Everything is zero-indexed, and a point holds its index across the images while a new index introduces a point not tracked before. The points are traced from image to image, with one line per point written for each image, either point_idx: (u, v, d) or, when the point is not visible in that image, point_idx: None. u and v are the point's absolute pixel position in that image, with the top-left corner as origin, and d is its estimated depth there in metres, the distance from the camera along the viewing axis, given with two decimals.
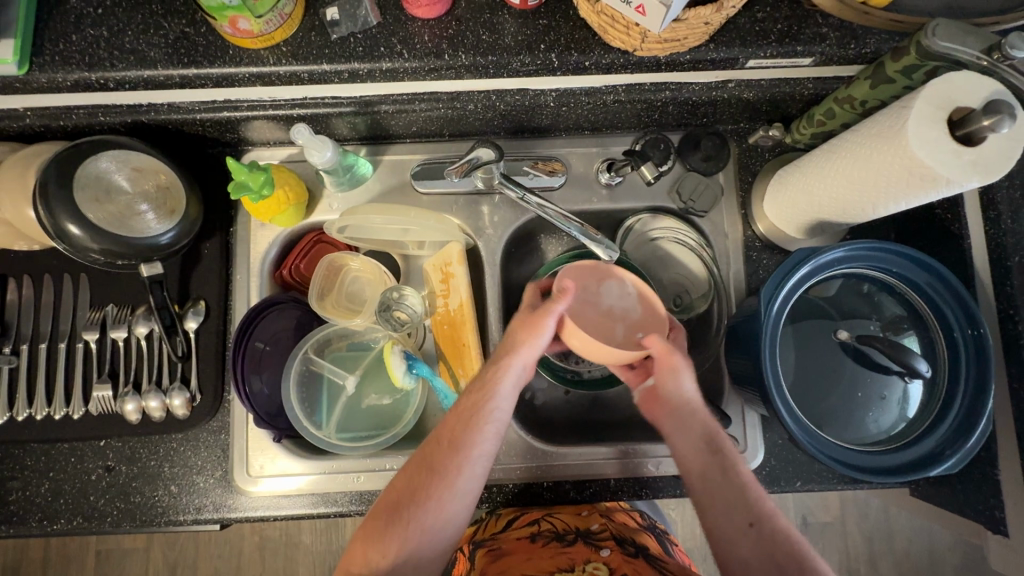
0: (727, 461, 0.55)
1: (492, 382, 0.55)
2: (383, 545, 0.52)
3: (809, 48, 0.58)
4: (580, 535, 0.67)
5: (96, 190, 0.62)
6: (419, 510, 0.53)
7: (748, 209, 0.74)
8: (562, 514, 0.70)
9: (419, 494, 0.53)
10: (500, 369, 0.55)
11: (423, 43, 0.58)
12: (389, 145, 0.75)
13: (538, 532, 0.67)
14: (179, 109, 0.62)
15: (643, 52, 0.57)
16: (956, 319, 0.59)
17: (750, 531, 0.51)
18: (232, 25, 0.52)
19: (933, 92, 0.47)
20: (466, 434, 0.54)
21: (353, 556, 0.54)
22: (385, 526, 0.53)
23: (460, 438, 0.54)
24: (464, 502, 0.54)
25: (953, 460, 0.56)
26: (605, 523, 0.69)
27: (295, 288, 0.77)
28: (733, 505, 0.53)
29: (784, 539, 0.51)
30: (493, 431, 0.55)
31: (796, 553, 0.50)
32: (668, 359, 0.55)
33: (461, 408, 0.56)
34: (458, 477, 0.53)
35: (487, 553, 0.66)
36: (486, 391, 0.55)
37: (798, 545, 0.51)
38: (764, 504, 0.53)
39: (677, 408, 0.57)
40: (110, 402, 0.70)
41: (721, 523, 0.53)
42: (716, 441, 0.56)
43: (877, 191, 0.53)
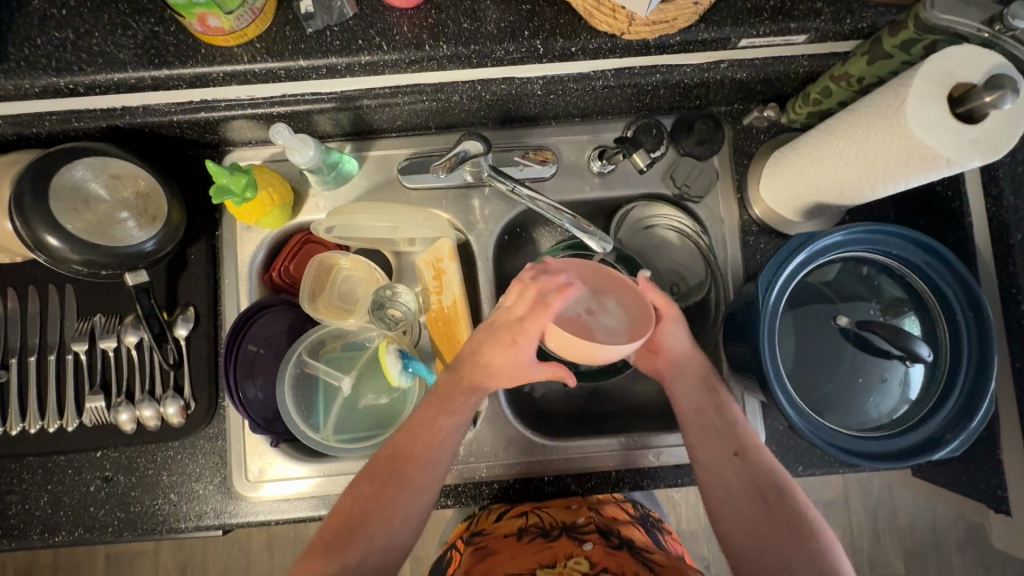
0: (719, 398, 0.60)
1: (439, 415, 0.59)
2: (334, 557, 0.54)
3: (804, 25, 0.56)
4: (565, 530, 0.67)
5: (73, 200, 0.60)
6: (369, 527, 0.55)
7: (744, 193, 0.72)
8: (549, 510, 0.70)
9: (366, 509, 0.56)
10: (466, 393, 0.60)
11: (402, 34, 0.55)
12: (374, 140, 0.73)
13: (525, 528, 0.68)
14: (156, 111, 0.60)
15: (631, 35, 0.54)
16: (958, 301, 0.58)
17: (735, 464, 0.56)
18: (201, 22, 0.50)
19: (932, 69, 0.45)
20: (420, 450, 0.59)
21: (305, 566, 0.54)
22: (333, 542, 0.55)
23: (415, 455, 0.58)
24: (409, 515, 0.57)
25: (955, 444, 0.55)
26: (590, 517, 0.69)
27: (285, 290, 0.75)
28: (719, 437, 0.58)
29: (767, 472, 0.56)
30: (446, 448, 0.59)
31: (776, 482, 0.55)
32: (667, 308, 0.60)
33: (414, 421, 0.60)
34: (412, 493, 0.57)
35: (473, 553, 0.66)
36: (445, 409, 0.59)
37: (780, 476, 0.56)
38: (751, 439, 0.58)
39: (674, 357, 0.61)
40: (103, 413, 0.69)
41: (710, 459, 0.57)
42: (710, 381, 0.61)
43: (875, 173, 0.52)
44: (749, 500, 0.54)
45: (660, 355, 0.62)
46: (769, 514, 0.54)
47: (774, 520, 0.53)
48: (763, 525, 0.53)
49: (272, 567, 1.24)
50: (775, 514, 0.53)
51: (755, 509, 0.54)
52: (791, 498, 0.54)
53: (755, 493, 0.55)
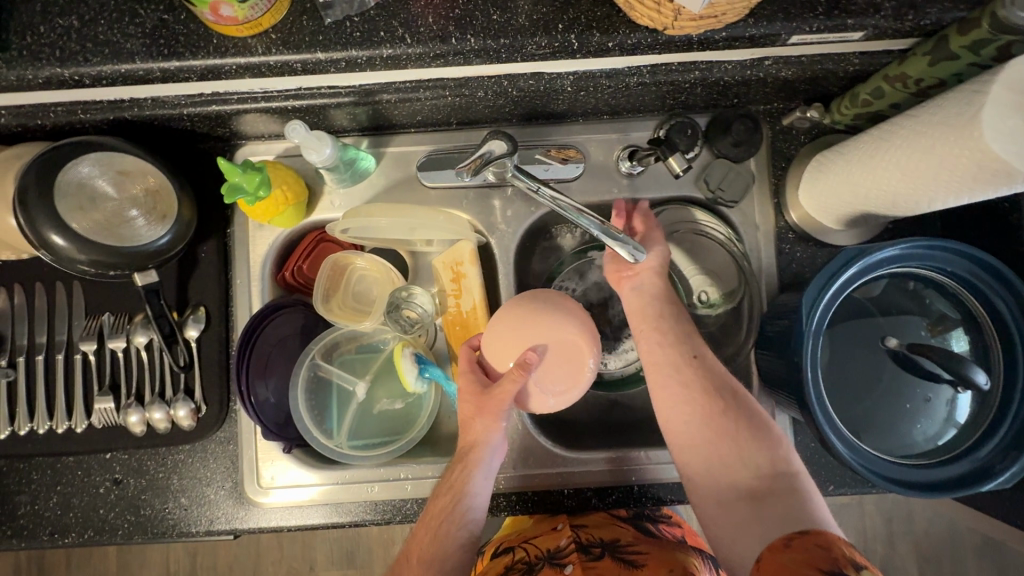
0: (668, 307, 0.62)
1: (460, 482, 0.57)
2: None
3: (861, 21, 0.51)
4: (547, 559, 0.63)
5: (80, 198, 0.58)
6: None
7: (780, 198, 0.69)
8: (533, 541, 0.67)
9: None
10: (469, 462, 0.57)
11: (427, 26, 0.52)
12: (392, 135, 0.70)
13: (512, 565, 0.65)
14: (165, 103, 0.57)
15: (675, 31, 0.50)
16: (1015, 322, 0.54)
17: (693, 368, 0.59)
18: (213, 11, 0.47)
19: (1011, 76, 0.40)
20: (446, 519, 0.56)
21: None
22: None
23: (440, 523, 0.56)
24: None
25: (1006, 476, 0.52)
26: (571, 536, 0.65)
27: (298, 290, 0.72)
28: (670, 345, 0.60)
29: (716, 375, 0.59)
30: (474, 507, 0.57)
31: (728, 385, 0.59)
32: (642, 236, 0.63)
33: (440, 492, 0.58)
34: (442, 550, 0.55)
35: None
36: (464, 476, 0.57)
37: (730, 380, 0.59)
38: (705, 347, 0.61)
39: (632, 275, 0.63)
40: (112, 415, 0.67)
41: (660, 367, 0.59)
42: (669, 294, 0.62)
43: (936, 185, 0.48)
44: (699, 406, 0.57)
45: (624, 281, 0.63)
46: (721, 412, 0.57)
47: (723, 421, 0.56)
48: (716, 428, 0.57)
49: (282, 559, 1.24)
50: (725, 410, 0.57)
51: (707, 406, 0.57)
52: (737, 396, 0.58)
53: (705, 393, 0.58)
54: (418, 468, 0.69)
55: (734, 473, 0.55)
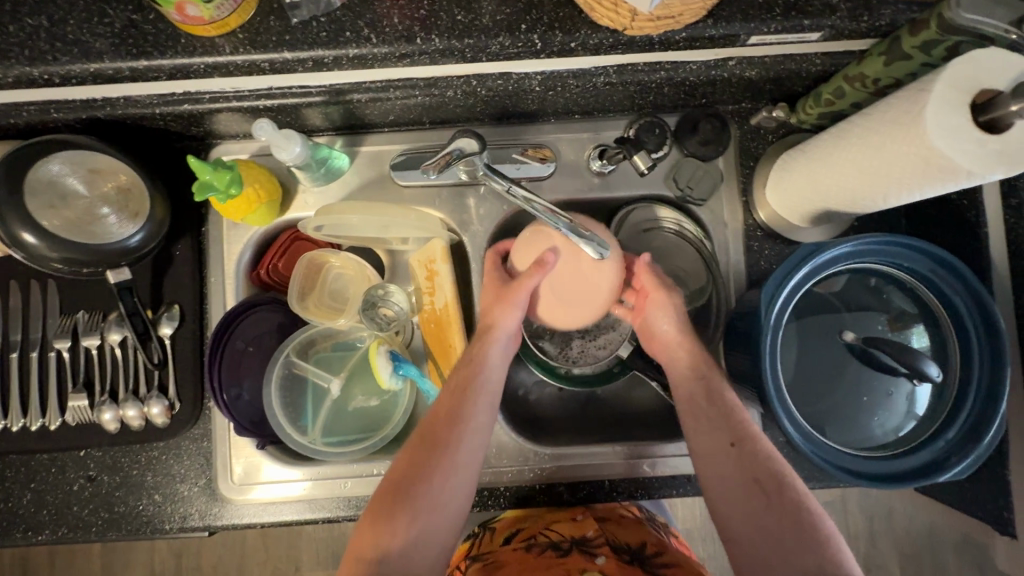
0: (713, 388, 0.60)
1: (478, 355, 0.63)
2: (400, 520, 0.55)
3: (818, 22, 0.52)
4: (576, 544, 0.64)
5: (50, 196, 0.58)
6: (425, 485, 0.57)
7: (749, 196, 0.70)
8: (555, 524, 0.67)
9: (422, 470, 0.57)
10: (482, 344, 0.63)
11: (393, 26, 0.52)
12: (366, 134, 0.70)
13: (533, 541, 0.65)
14: (137, 103, 0.58)
15: (634, 31, 0.51)
16: (970, 316, 0.55)
17: (732, 456, 0.57)
18: (179, 11, 0.48)
19: (954, 74, 0.42)
20: (457, 409, 0.60)
21: (401, 464, 0.59)
22: (393, 509, 0.55)
23: (453, 413, 0.60)
24: (461, 487, 0.58)
25: (960, 467, 0.53)
26: (599, 528, 0.66)
27: (274, 288, 0.73)
28: (715, 428, 0.58)
29: (765, 461, 0.56)
30: (484, 402, 0.61)
31: (775, 473, 0.55)
32: (656, 295, 0.64)
33: (452, 385, 0.62)
34: (457, 450, 0.59)
35: (482, 567, 0.64)
36: (475, 363, 0.62)
37: (780, 466, 0.56)
38: (749, 429, 0.58)
39: (664, 342, 0.64)
40: (86, 412, 0.67)
41: (708, 451, 0.58)
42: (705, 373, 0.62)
43: (889, 181, 0.49)
44: (749, 501, 0.54)
45: (654, 342, 0.65)
46: (771, 507, 0.53)
47: (767, 509, 0.53)
48: (768, 521, 0.53)
49: (267, 559, 1.24)
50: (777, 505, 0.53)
51: (751, 495, 0.54)
52: (791, 489, 0.54)
53: (750, 481, 0.55)
54: (391, 464, 0.70)
55: (781, 563, 0.51)
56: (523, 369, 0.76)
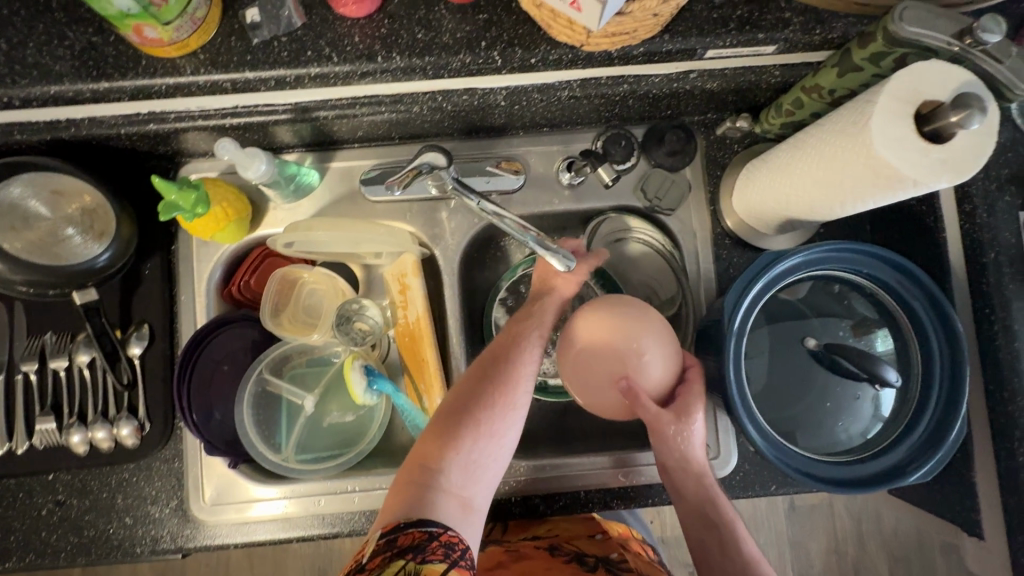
0: (727, 539, 0.54)
1: (519, 330, 0.59)
2: (458, 442, 0.53)
3: (771, 36, 0.54)
4: (601, 561, 0.65)
5: (12, 218, 0.58)
6: (484, 413, 0.55)
7: (716, 205, 0.70)
8: (580, 540, 0.69)
9: (481, 399, 0.55)
10: (533, 306, 0.60)
11: (354, 45, 0.53)
12: (336, 150, 0.71)
13: (558, 547, 0.67)
14: (102, 123, 0.57)
15: (591, 47, 0.52)
16: (930, 322, 0.56)
17: None
18: (137, 34, 0.48)
19: (898, 86, 0.43)
20: (513, 354, 0.57)
21: (446, 403, 0.57)
22: (452, 429, 0.54)
23: (510, 354, 0.57)
24: (515, 428, 0.56)
25: (923, 471, 0.53)
26: (624, 553, 0.67)
27: (247, 305, 0.73)
28: None
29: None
30: (537, 354, 0.58)
31: None
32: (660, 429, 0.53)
33: (502, 338, 0.59)
34: (514, 389, 0.56)
35: (505, 552, 0.67)
36: (530, 317, 0.60)
37: None
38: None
39: (673, 471, 0.56)
40: (55, 435, 0.66)
41: None
42: (712, 516, 0.55)
43: (843, 191, 0.49)
44: None
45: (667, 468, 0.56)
46: None
47: None
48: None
49: None
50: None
51: None
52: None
53: None
54: (365, 480, 0.69)
55: None
56: None
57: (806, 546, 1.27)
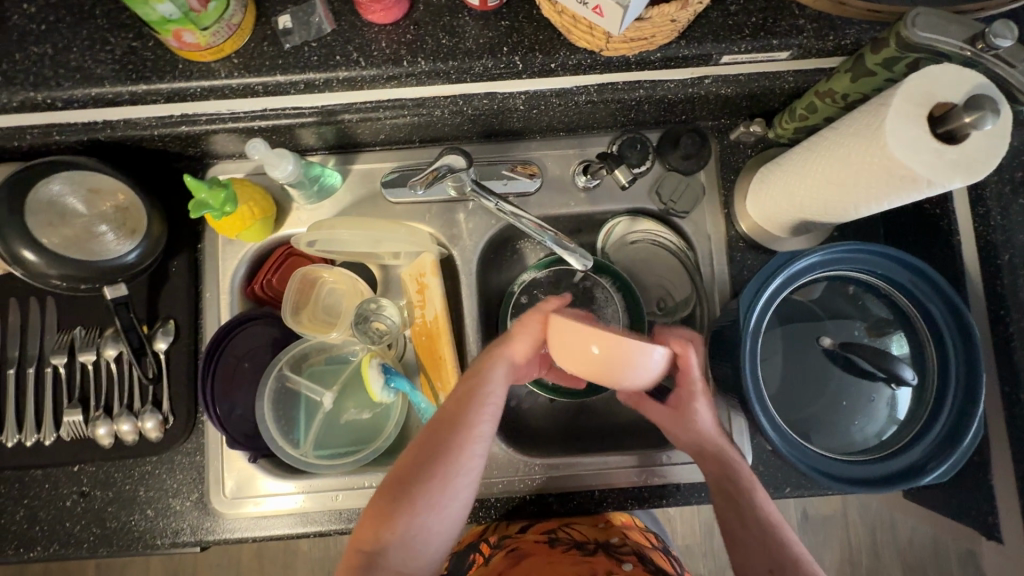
0: (746, 510, 0.52)
1: (483, 370, 0.56)
2: (394, 520, 0.50)
3: (786, 42, 0.55)
4: (601, 547, 0.66)
5: (49, 214, 0.60)
6: (426, 488, 0.51)
7: (730, 208, 0.71)
8: (579, 525, 0.69)
9: (423, 474, 0.52)
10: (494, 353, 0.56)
11: (380, 49, 0.55)
12: (358, 153, 0.73)
13: (557, 538, 0.67)
14: (137, 125, 0.60)
15: (610, 52, 0.54)
16: (945, 321, 0.57)
17: None
18: (177, 39, 0.50)
19: (912, 88, 0.44)
20: (464, 415, 0.53)
21: (391, 477, 0.53)
22: (391, 507, 0.51)
23: (460, 418, 0.53)
24: (464, 494, 0.53)
25: (938, 472, 0.54)
26: (625, 537, 0.67)
27: (268, 303, 0.75)
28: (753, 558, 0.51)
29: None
30: (492, 413, 0.55)
31: None
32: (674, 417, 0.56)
33: (458, 392, 0.56)
34: (462, 458, 0.52)
35: (505, 555, 0.65)
36: (484, 373, 0.55)
37: None
38: (788, 549, 0.50)
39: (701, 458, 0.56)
40: (81, 427, 0.68)
41: None
42: (733, 492, 0.53)
43: (858, 192, 0.50)
44: None
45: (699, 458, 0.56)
46: None
47: None
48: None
49: None
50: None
51: None
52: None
53: None
54: (382, 477, 0.70)
55: None
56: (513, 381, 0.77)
57: (819, 557, 1.26)
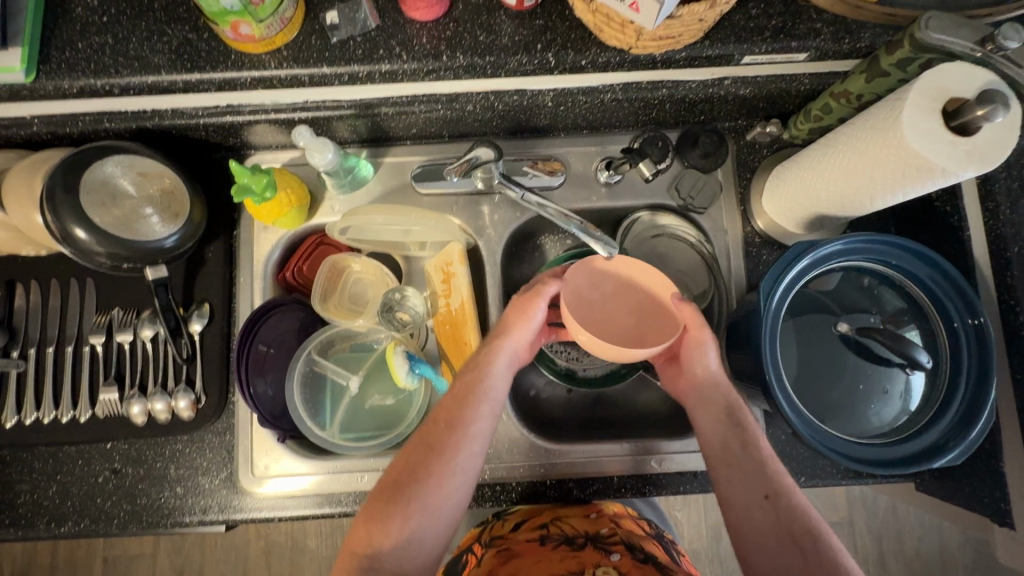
0: (748, 435, 0.57)
1: (487, 358, 0.59)
2: (389, 519, 0.53)
3: (804, 44, 0.59)
4: (590, 539, 0.65)
5: (102, 195, 0.63)
6: (421, 486, 0.54)
7: (746, 205, 0.74)
8: (571, 518, 0.68)
9: (420, 471, 0.55)
10: (492, 348, 0.59)
11: (421, 45, 0.59)
12: (390, 147, 0.76)
13: (547, 535, 0.66)
14: (183, 114, 0.63)
15: (639, 50, 0.57)
16: (957, 310, 0.59)
17: (769, 509, 0.53)
18: (233, 30, 0.53)
19: (925, 84, 0.47)
20: (463, 410, 0.57)
21: (390, 474, 0.57)
22: (388, 505, 0.54)
23: (457, 414, 0.57)
24: (463, 484, 0.56)
25: (956, 452, 0.55)
26: (614, 528, 0.67)
27: (297, 290, 0.77)
28: (749, 479, 0.54)
29: (803, 514, 0.52)
30: (489, 408, 0.58)
31: (811, 528, 0.51)
32: (696, 332, 0.58)
33: (460, 385, 0.59)
34: (457, 454, 0.55)
35: (497, 554, 0.66)
36: (481, 368, 0.58)
37: (816, 522, 0.52)
38: (782, 479, 0.54)
39: (699, 382, 0.60)
40: (116, 405, 0.70)
41: (741, 508, 0.54)
42: (736, 414, 0.58)
43: (874, 184, 0.53)
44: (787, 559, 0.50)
45: (687, 377, 0.61)
46: (807, 563, 0.49)
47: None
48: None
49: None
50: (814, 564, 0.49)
51: (794, 561, 0.50)
52: (826, 544, 0.50)
53: (788, 539, 0.51)
54: None
55: None
56: (534, 370, 0.79)
57: None
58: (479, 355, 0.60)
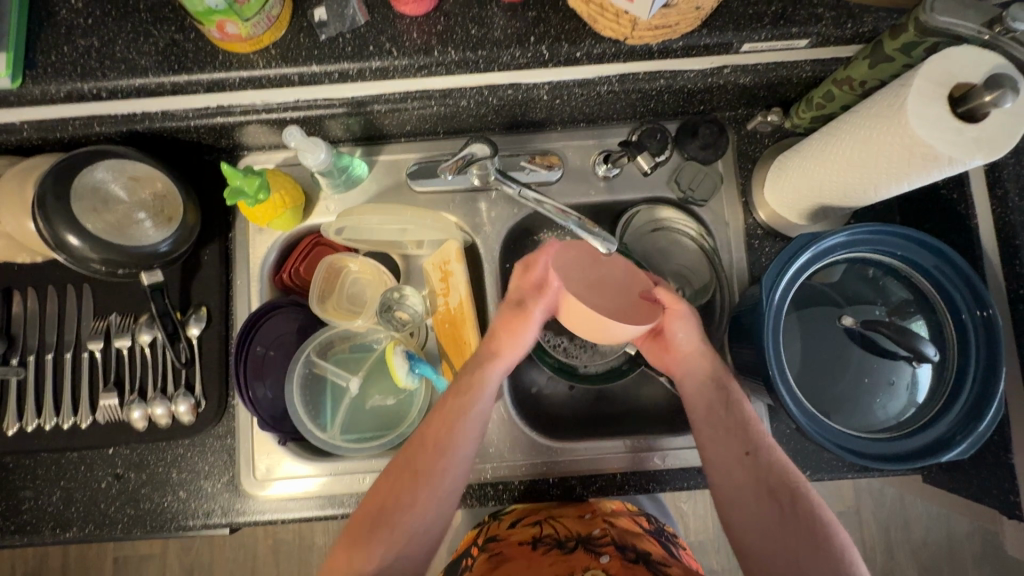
0: (732, 396, 0.58)
1: (475, 381, 0.59)
2: (371, 548, 0.54)
3: (805, 30, 0.57)
4: (581, 541, 0.63)
5: (93, 200, 0.62)
6: (401, 510, 0.55)
7: (748, 197, 0.73)
8: (564, 518, 0.67)
9: (404, 497, 0.55)
10: (482, 366, 0.59)
11: (412, 40, 0.57)
12: (384, 145, 0.75)
13: (538, 538, 0.65)
14: (174, 116, 0.62)
15: (635, 40, 0.56)
16: (964, 301, 0.58)
17: (749, 466, 0.54)
18: (219, 29, 0.52)
19: (932, 70, 0.45)
20: (447, 435, 0.57)
21: (374, 497, 0.57)
22: (370, 532, 0.54)
23: (443, 440, 0.57)
24: (445, 505, 0.56)
25: (964, 446, 0.55)
26: (607, 528, 0.65)
27: (294, 291, 0.76)
28: (727, 437, 0.56)
29: (779, 470, 0.54)
30: (474, 429, 0.58)
31: (788, 481, 0.54)
32: (674, 307, 0.58)
33: (445, 409, 0.59)
34: (442, 479, 0.56)
35: (487, 559, 0.64)
36: (471, 389, 0.58)
37: (792, 477, 0.54)
38: (763, 437, 0.56)
39: (682, 356, 0.60)
40: (116, 410, 0.70)
41: (721, 466, 0.55)
42: (722, 379, 0.59)
43: (878, 173, 0.52)
44: (765, 512, 0.53)
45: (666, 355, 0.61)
46: (783, 514, 0.52)
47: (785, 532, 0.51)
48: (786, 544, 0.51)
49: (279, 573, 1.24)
50: (789, 519, 0.52)
51: (770, 518, 0.52)
52: (802, 500, 0.53)
53: (765, 493, 0.53)
54: None
55: None
56: (535, 367, 0.78)
57: None
58: (466, 378, 0.60)
